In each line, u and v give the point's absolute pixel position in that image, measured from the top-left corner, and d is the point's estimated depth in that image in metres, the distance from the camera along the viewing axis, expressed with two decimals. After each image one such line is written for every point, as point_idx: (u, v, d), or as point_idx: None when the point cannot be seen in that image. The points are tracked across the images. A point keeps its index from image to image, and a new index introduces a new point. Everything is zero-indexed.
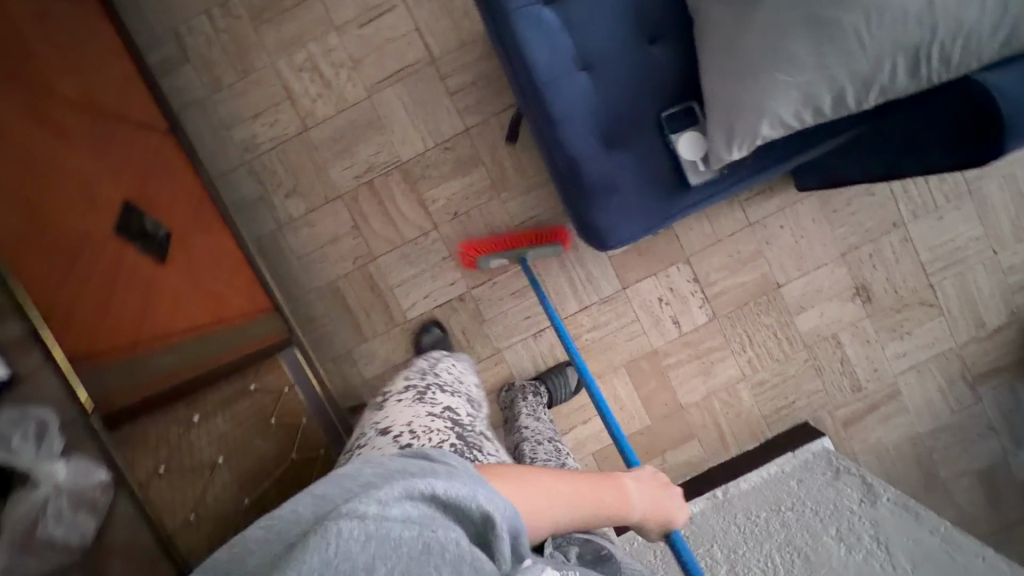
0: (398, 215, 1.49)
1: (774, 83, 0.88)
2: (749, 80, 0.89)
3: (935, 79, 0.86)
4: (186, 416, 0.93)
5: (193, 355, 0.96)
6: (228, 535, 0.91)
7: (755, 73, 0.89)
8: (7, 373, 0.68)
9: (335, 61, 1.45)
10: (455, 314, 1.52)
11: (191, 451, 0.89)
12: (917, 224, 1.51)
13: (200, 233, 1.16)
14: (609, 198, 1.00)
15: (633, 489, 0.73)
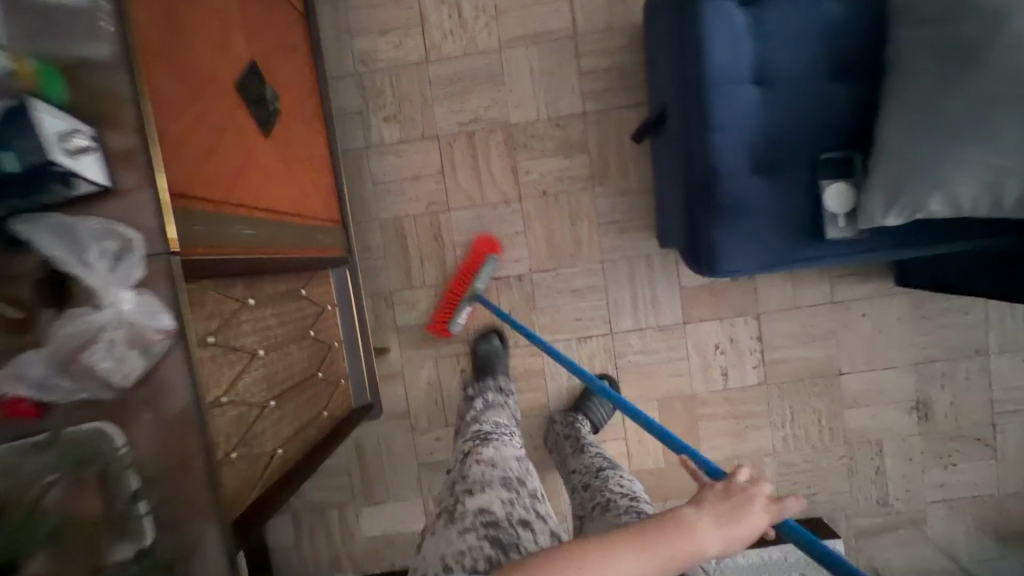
0: (488, 175, 1.44)
1: (965, 152, 0.80)
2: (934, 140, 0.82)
3: None
4: (242, 295, 0.84)
5: (267, 236, 0.90)
6: (245, 433, 0.80)
7: (945, 134, 0.81)
8: (109, 181, 0.60)
9: (479, 5, 1.41)
10: (508, 291, 1.47)
11: (237, 333, 0.81)
12: (1001, 359, 1.43)
13: (302, 123, 1.11)
14: (737, 224, 0.93)
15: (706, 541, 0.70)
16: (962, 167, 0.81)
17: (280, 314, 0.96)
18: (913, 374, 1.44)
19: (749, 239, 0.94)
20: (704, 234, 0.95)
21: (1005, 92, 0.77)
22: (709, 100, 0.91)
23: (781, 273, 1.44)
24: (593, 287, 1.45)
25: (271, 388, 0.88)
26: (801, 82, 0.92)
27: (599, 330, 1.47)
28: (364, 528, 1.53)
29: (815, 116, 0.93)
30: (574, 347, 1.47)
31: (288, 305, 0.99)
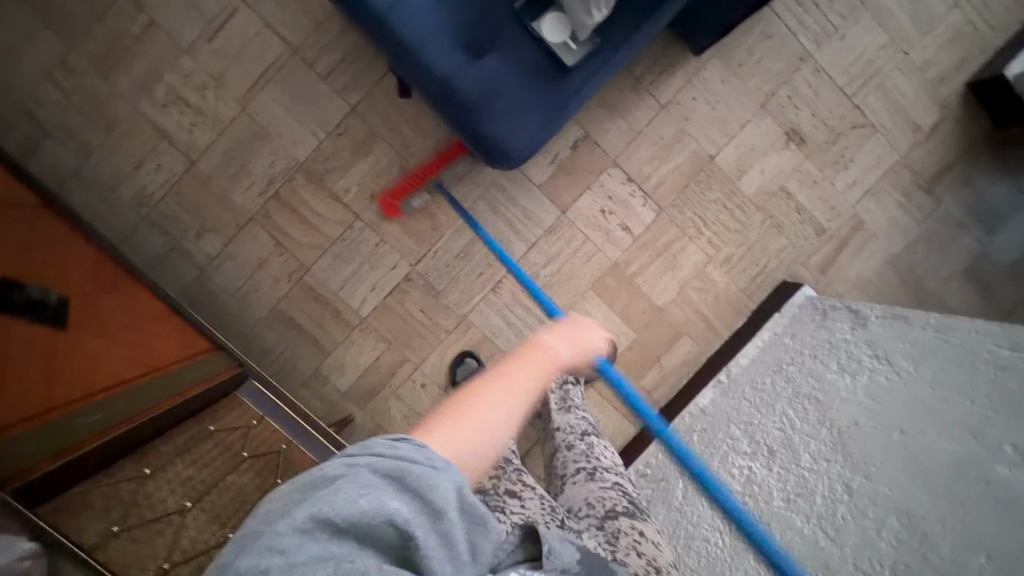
0: (317, 217, 1.43)
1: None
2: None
3: None
4: (137, 470, 0.94)
5: (120, 408, 0.94)
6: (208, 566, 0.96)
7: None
8: None
9: (198, 85, 1.37)
10: (408, 296, 1.48)
11: (154, 503, 0.93)
12: (824, 52, 1.48)
13: (107, 291, 1.10)
14: (496, 107, 0.95)
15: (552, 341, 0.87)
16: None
17: (198, 460, 1.01)
18: (767, 115, 1.49)
19: (515, 112, 0.96)
20: (478, 135, 0.97)
21: None
22: (396, 22, 0.92)
23: (607, 114, 1.46)
24: (471, 241, 1.47)
25: (221, 521, 0.98)
26: None
27: (504, 269, 1.49)
28: None
29: None
30: (495, 298, 1.50)
31: (201, 448, 1.02)
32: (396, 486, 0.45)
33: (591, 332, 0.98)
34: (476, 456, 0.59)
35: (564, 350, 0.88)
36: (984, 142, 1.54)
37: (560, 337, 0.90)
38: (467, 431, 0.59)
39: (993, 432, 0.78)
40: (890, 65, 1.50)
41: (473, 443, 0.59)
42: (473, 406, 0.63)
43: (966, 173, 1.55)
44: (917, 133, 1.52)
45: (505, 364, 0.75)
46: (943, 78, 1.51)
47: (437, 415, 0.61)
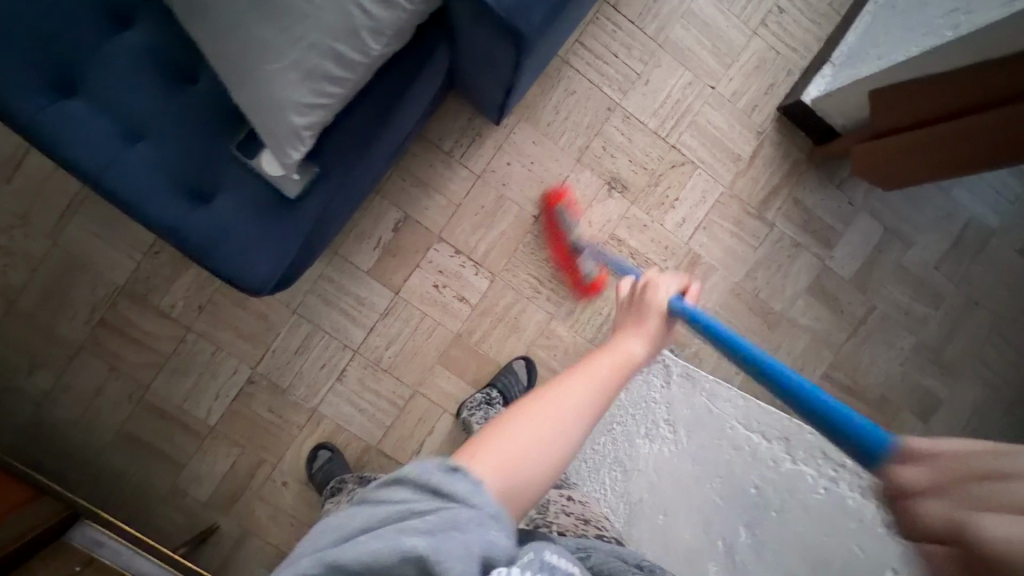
0: (148, 336, 1.43)
1: (273, 48, 0.80)
2: (246, 49, 0.80)
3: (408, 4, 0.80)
4: None
5: None
6: None
7: (249, 44, 0.80)
8: None
9: (4, 225, 1.37)
10: (254, 399, 1.47)
11: None
12: (630, 99, 1.49)
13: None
14: (229, 247, 0.94)
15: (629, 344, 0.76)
16: (283, 66, 0.80)
17: None
18: (584, 168, 1.50)
19: (248, 246, 0.95)
20: (219, 274, 0.95)
21: (235, 8, 0.79)
22: (108, 182, 0.92)
23: (424, 192, 1.47)
24: (308, 335, 1.47)
25: None
26: (168, 104, 0.95)
27: (347, 358, 1.49)
28: None
29: (203, 119, 0.95)
30: (343, 387, 1.49)
31: None
32: (427, 512, 0.51)
33: (660, 297, 0.84)
34: (517, 492, 0.57)
35: (637, 347, 0.76)
36: (806, 161, 1.55)
37: (631, 334, 0.79)
38: (526, 430, 0.61)
39: (727, 527, 1.06)
40: (699, 101, 1.51)
41: (530, 452, 0.60)
42: (508, 430, 0.61)
43: (794, 193, 1.56)
44: (738, 163, 1.54)
45: (584, 362, 0.71)
46: (754, 106, 1.52)
47: (482, 435, 0.62)
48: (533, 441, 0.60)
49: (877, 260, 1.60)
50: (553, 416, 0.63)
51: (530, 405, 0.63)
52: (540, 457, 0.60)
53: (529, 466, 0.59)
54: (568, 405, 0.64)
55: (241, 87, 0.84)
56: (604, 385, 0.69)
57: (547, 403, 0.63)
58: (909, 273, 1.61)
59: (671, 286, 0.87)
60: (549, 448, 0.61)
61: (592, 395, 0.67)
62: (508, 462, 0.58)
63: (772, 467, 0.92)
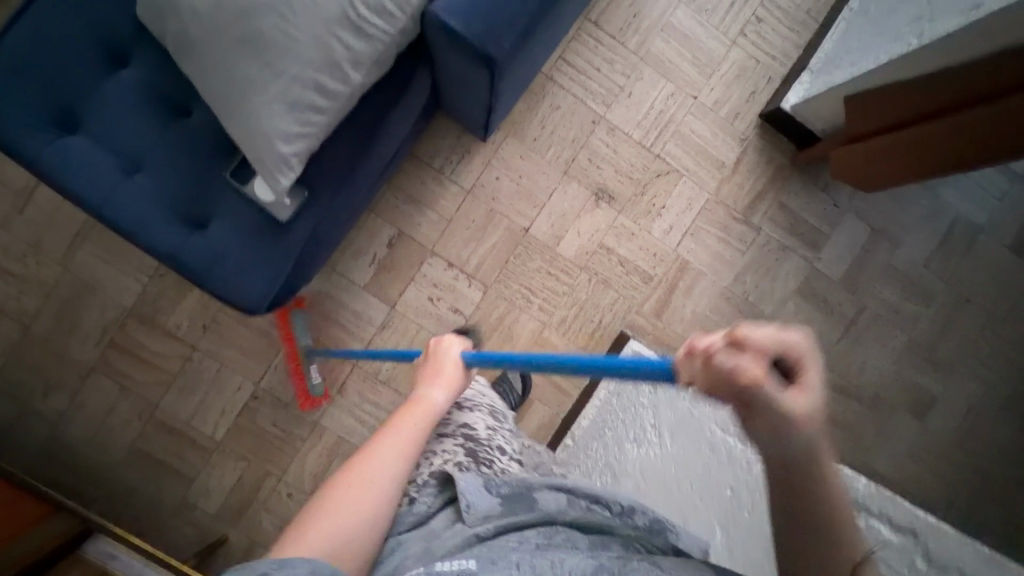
0: (156, 355, 1.49)
1: (257, 83, 0.85)
2: (234, 85, 0.85)
3: (384, 35, 0.85)
4: None
5: None
6: None
7: (235, 79, 0.85)
8: None
9: (19, 254, 1.44)
10: (258, 413, 1.52)
11: None
12: (613, 112, 1.54)
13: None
14: (225, 271, 1.00)
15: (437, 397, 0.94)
16: (268, 100, 0.85)
17: None
18: (572, 180, 1.54)
19: (244, 269, 1.00)
20: (219, 296, 1.01)
21: (222, 49, 0.84)
22: (111, 215, 0.98)
23: (416, 208, 1.52)
24: (308, 350, 1.52)
25: None
26: (163, 137, 1.00)
27: (347, 371, 1.53)
28: None
29: (196, 148, 1.00)
30: (344, 400, 1.54)
31: None
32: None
33: (456, 352, 1.02)
34: (361, 541, 0.73)
35: (439, 397, 0.94)
36: (790, 165, 1.57)
37: (433, 386, 0.96)
38: (327, 527, 0.72)
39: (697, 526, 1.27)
40: (681, 111, 1.55)
41: (333, 535, 0.71)
42: (334, 506, 0.75)
43: (779, 197, 1.59)
44: (722, 170, 1.57)
45: (372, 439, 0.86)
46: (736, 113, 1.56)
47: (305, 515, 0.75)
48: (345, 522, 0.73)
49: (865, 260, 1.62)
50: (376, 469, 0.80)
51: (341, 493, 0.77)
52: (354, 524, 0.73)
53: (371, 524, 0.75)
54: (372, 482, 0.79)
55: (228, 119, 0.88)
56: (414, 435, 0.87)
57: (353, 481, 0.78)
58: (898, 271, 1.63)
59: (459, 346, 1.04)
60: (367, 519, 0.75)
61: (401, 458, 0.83)
62: (344, 523, 0.73)
63: (743, 467, 1.30)
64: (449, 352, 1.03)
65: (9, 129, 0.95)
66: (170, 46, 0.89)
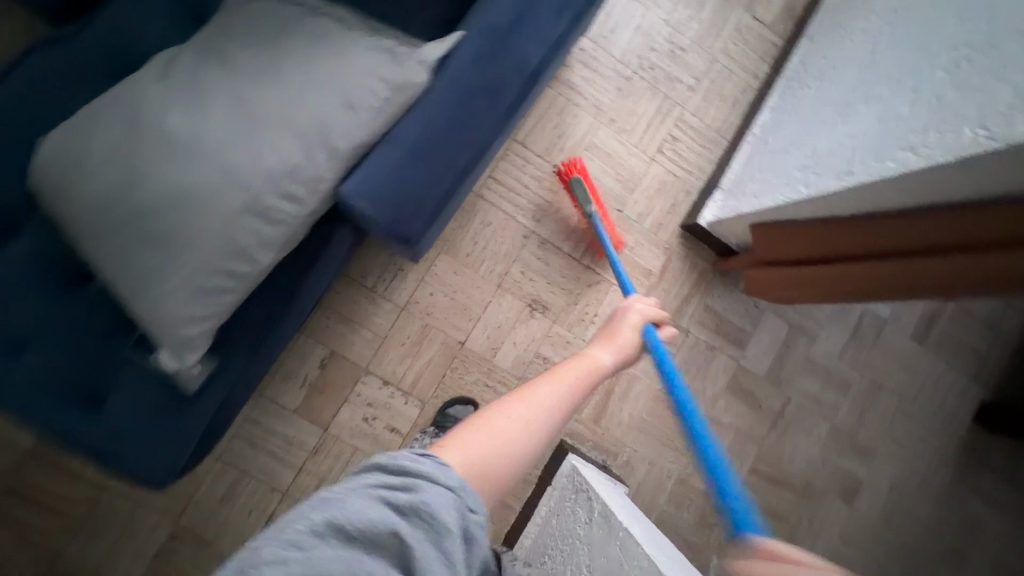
0: (58, 500, 1.37)
1: (156, 272, 0.84)
2: (132, 274, 0.85)
3: (293, 216, 0.88)
4: None
5: None
6: None
7: (133, 270, 0.84)
8: None
9: None
10: (176, 555, 1.41)
11: None
12: (544, 225, 1.59)
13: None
14: (125, 451, 0.93)
15: (599, 356, 0.96)
16: (163, 286, 0.84)
17: None
18: (506, 291, 1.57)
19: (148, 445, 0.94)
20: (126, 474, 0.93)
21: (121, 241, 0.84)
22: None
23: (350, 328, 1.50)
24: (233, 482, 1.44)
25: None
26: (55, 314, 0.96)
27: (275, 501, 1.45)
28: None
29: (96, 323, 0.99)
30: None
31: None
32: (401, 492, 0.58)
33: (636, 318, 1.12)
34: (505, 463, 0.67)
35: (605, 357, 0.97)
36: (711, 271, 1.67)
37: (603, 348, 1.00)
38: (497, 434, 0.68)
39: None
40: (608, 224, 1.62)
41: (485, 459, 0.65)
42: (487, 425, 0.69)
43: (705, 300, 1.67)
44: (650, 277, 1.64)
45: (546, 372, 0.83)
46: (659, 225, 1.64)
47: (460, 428, 0.69)
48: (506, 437, 0.69)
49: (786, 354, 1.72)
50: (529, 404, 0.74)
51: (507, 402, 0.74)
52: (512, 447, 0.68)
53: (527, 440, 0.70)
54: (541, 404, 0.75)
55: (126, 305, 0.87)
56: (576, 383, 0.84)
57: (519, 407, 0.73)
58: (816, 363, 1.73)
59: (645, 315, 1.14)
60: (526, 441, 0.70)
61: (571, 392, 0.81)
62: (502, 443, 0.68)
63: None
64: (630, 317, 1.12)
65: None
66: (63, 232, 0.89)
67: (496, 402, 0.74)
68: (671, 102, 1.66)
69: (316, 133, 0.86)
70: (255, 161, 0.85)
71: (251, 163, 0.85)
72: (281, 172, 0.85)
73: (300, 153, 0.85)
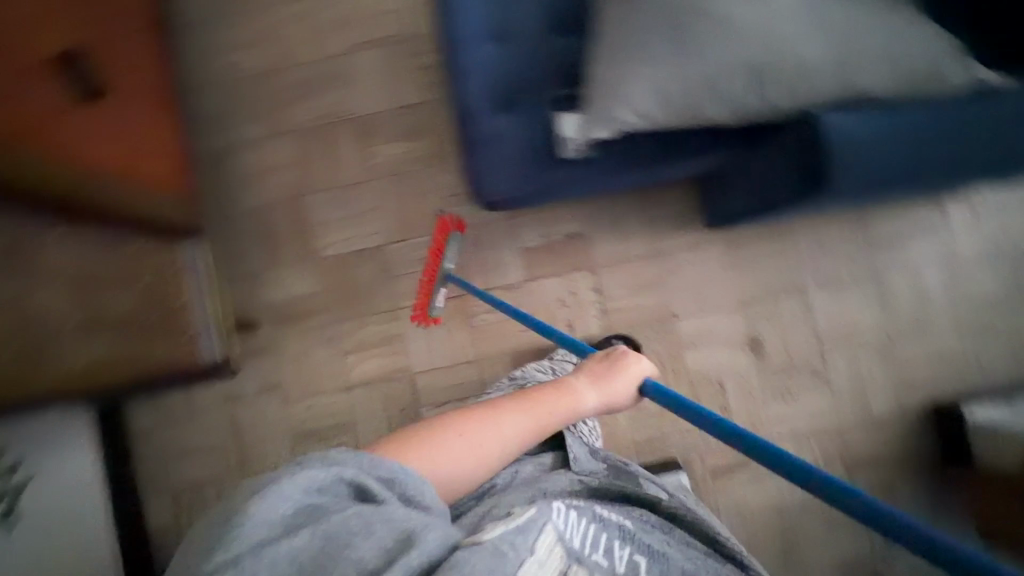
0: (343, 161, 1.60)
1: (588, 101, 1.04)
2: (631, 46, 0.97)
3: (772, 102, 0.95)
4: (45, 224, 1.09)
5: (70, 180, 1.07)
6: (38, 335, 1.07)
7: (635, 45, 0.97)
8: None
9: (325, 19, 1.61)
10: (366, 264, 1.60)
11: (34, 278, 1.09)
12: (819, 293, 1.56)
13: (155, 126, 1.30)
14: (490, 155, 1.11)
15: (580, 387, 1.10)
16: (620, 75, 0.98)
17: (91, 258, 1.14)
18: (741, 313, 1.57)
19: (505, 164, 1.11)
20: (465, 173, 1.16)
21: (648, 19, 0.96)
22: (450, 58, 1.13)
23: (612, 231, 1.59)
24: (442, 255, 1.59)
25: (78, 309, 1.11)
26: (533, 29, 1.11)
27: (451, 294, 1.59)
28: None
29: (549, 57, 1.11)
30: (431, 312, 1.59)
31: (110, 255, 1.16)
32: (369, 487, 0.75)
33: (639, 369, 1.12)
34: (474, 470, 0.94)
35: (591, 397, 1.10)
36: (922, 461, 1.51)
37: (596, 390, 1.10)
38: (459, 450, 0.94)
39: None
40: (871, 343, 1.54)
41: (463, 465, 0.93)
42: (454, 432, 0.95)
43: (894, 480, 1.51)
44: (864, 415, 1.53)
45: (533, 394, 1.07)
46: (912, 384, 1.53)
47: (457, 417, 0.99)
48: (473, 458, 0.94)
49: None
50: (499, 427, 0.99)
51: (474, 418, 0.99)
52: (475, 473, 0.94)
53: (493, 453, 0.97)
54: (498, 435, 0.98)
55: (600, 65, 1.01)
56: (546, 402, 1.06)
57: (487, 425, 0.99)
58: None
59: (641, 368, 1.13)
60: (496, 458, 0.97)
61: (532, 422, 1.02)
62: (478, 458, 0.95)
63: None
64: (631, 364, 1.13)
65: None
66: None
67: (512, 399, 1.05)
68: (1019, 301, 1.53)
69: (849, 60, 0.92)
70: (791, 43, 0.92)
71: (787, 42, 0.92)
72: (801, 65, 0.92)
73: (827, 63, 0.92)
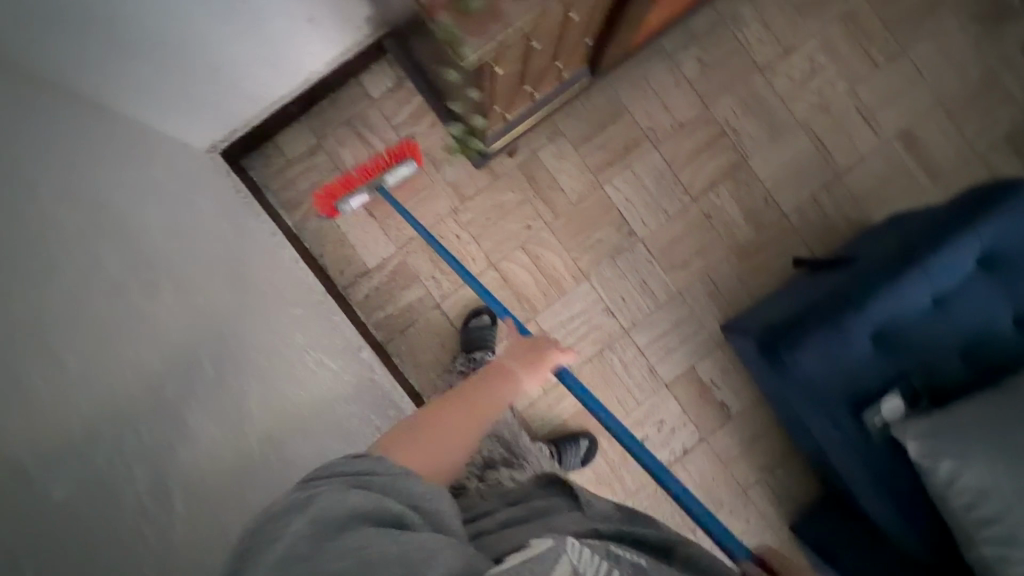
0: (697, 165, 1.59)
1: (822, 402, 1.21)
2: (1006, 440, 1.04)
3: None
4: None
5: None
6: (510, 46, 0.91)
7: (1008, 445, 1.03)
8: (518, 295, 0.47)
9: (820, 90, 1.60)
10: (613, 229, 1.59)
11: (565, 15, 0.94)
12: None
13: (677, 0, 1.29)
14: (833, 347, 1.10)
15: (518, 372, 0.99)
16: (979, 446, 1.04)
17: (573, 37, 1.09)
18: None
19: (829, 363, 1.10)
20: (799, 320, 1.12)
21: None
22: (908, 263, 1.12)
23: (743, 438, 1.60)
24: (653, 295, 1.59)
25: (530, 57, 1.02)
26: (955, 336, 1.14)
27: (621, 320, 1.59)
28: (337, 213, 1.56)
29: (937, 360, 1.14)
30: (597, 308, 1.58)
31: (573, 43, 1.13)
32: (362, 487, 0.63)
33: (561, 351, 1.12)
34: (448, 456, 0.77)
35: (525, 380, 1.00)
36: None
37: (531, 378, 1.01)
38: (435, 443, 0.76)
39: None
40: None
41: (436, 450, 0.76)
42: (426, 432, 0.77)
43: None
44: None
45: (476, 392, 0.89)
46: None
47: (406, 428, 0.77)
48: (441, 448, 0.76)
49: None
50: (462, 419, 0.83)
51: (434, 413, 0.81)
52: (453, 452, 0.78)
53: (464, 441, 0.80)
54: (474, 421, 0.84)
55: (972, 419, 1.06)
56: (495, 398, 0.90)
57: (456, 414, 0.83)
58: None
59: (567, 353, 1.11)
60: (466, 446, 0.81)
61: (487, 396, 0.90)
62: (443, 449, 0.76)
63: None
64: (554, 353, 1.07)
65: (998, 223, 1.12)
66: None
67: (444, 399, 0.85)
68: None
69: None
70: None
71: None
72: None
73: None
